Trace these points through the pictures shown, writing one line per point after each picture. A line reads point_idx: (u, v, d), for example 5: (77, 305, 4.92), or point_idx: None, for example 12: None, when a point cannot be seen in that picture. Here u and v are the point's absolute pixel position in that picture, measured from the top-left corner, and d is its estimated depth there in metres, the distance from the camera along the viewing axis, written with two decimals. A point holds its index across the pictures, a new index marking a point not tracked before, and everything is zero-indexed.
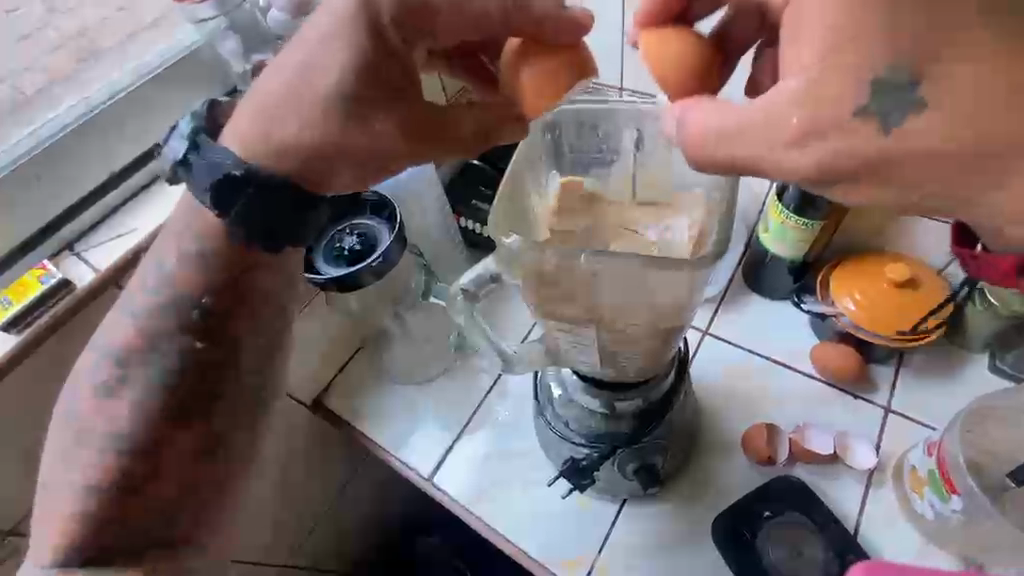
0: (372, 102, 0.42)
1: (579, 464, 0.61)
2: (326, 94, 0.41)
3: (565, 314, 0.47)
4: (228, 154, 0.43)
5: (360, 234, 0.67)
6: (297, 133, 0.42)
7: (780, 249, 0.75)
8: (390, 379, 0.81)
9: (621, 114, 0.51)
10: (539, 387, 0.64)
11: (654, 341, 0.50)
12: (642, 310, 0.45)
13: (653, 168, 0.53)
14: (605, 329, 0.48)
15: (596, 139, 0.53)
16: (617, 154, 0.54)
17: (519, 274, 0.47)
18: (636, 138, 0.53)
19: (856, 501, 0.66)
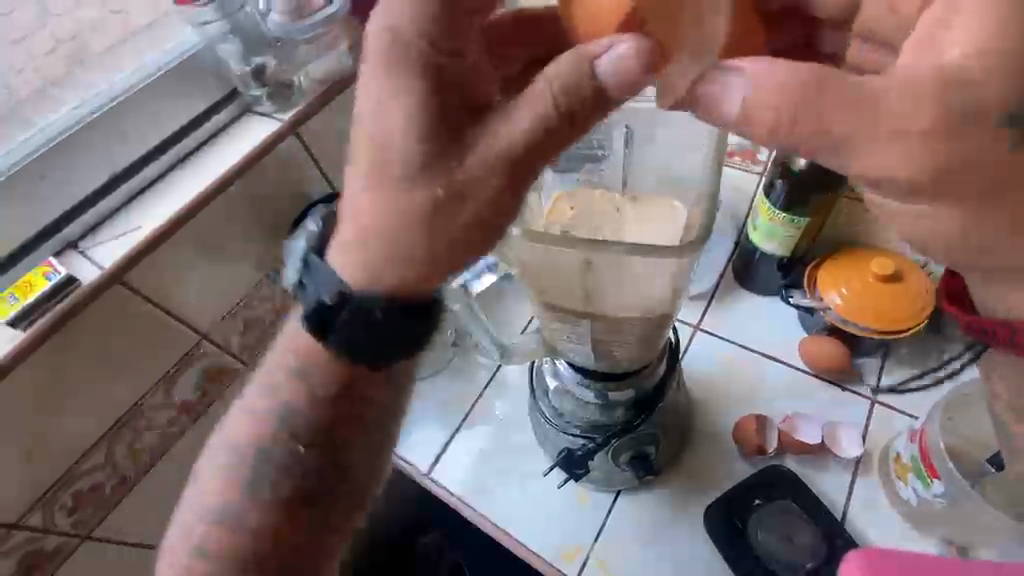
0: (464, 134, 0.41)
1: (574, 453, 0.63)
2: (406, 139, 0.41)
3: (561, 304, 0.49)
4: (333, 281, 0.44)
5: None
6: (389, 215, 0.41)
7: (769, 245, 0.77)
8: None
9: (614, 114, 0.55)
10: (535, 378, 0.66)
11: (647, 330, 0.52)
12: (635, 300, 0.47)
13: (641, 164, 0.56)
14: (599, 319, 0.49)
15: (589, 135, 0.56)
16: (607, 151, 0.57)
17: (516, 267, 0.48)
18: (626, 135, 0.56)
19: (844, 488, 0.68)
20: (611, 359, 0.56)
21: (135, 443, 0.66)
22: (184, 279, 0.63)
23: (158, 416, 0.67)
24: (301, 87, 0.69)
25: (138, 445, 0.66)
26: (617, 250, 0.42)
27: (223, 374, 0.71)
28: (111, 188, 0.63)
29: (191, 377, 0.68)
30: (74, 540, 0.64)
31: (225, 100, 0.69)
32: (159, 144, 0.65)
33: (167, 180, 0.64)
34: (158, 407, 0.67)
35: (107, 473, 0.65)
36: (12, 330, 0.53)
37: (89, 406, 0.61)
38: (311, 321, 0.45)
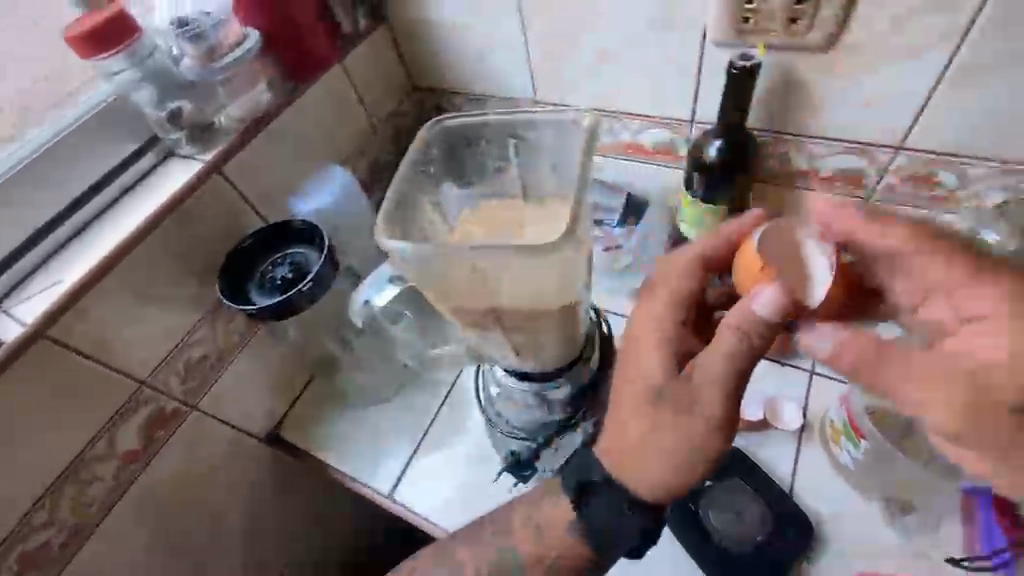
0: (723, 386, 0.48)
1: (519, 457, 0.63)
2: (696, 403, 0.48)
3: (469, 312, 0.48)
4: (605, 507, 0.54)
5: (292, 262, 0.70)
6: (640, 437, 0.50)
7: (696, 235, 0.80)
8: (345, 402, 0.84)
9: (496, 124, 0.55)
10: (480, 387, 0.67)
11: (561, 326, 0.51)
12: (534, 298, 0.46)
13: (538, 173, 0.57)
14: (509, 322, 0.49)
15: (482, 149, 0.57)
16: (505, 162, 0.58)
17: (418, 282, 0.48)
18: (516, 146, 0.57)
19: (789, 461, 0.70)
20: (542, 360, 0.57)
21: (78, 500, 0.64)
22: (116, 326, 0.63)
23: (102, 468, 0.66)
24: (223, 127, 0.71)
25: (82, 501, 0.65)
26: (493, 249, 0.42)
27: (169, 417, 0.71)
28: (34, 244, 0.63)
29: (135, 425, 0.67)
30: None
31: (148, 145, 0.70)
32: (81, 195, 0.66)
33: (91, 231, 0.64)
34: (101, 460, 0.65)
35: (52, 532, 0.63)
36: None
37: (24, 468, 0.59)
38: (571, 490, 0.56)
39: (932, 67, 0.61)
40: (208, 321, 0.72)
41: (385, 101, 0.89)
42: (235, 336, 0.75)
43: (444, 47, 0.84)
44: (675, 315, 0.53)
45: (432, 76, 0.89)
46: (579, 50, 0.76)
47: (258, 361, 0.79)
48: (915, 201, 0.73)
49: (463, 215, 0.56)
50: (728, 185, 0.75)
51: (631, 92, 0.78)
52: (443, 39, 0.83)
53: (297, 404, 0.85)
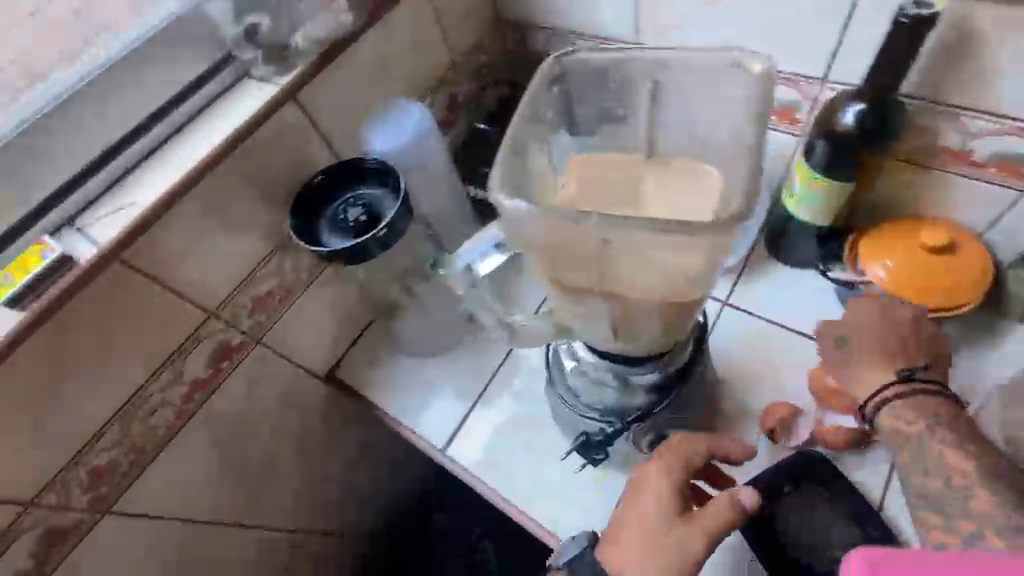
0: (678, 551, 0.51)
1: (591, 438, 0.60)
2: (673, 551, 0.51)
3: (575, 286, 0.45)
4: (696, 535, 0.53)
5: (365, 205, 0.66)
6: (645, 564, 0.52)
7: (805, 214, 0.70)
8: (403, 350, 0.82)
9: (636, 64, 0.50)
10: (551, 358, 0.63)
11: (672, 312, 0.47)
12: (658, 279, 0.43)
13: (671, 128, 0.52)
14: (617, 303, 0.45)
15: (608, 91, 0.51)
16: (632, 109, 0.52)
17: (525, 246, 0.45)
18: (653, 91, 0.51)
19: (879, 478, 0.65)
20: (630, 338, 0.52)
21: (147, 422, 0.65)
22: (186, 255, 0.61)
23: (170, 394, 0.66)
24: (299, 49, 0.65)
25: (150, 424, 0.65)
26: (634, 222, 0.38)
27: (233, 350, 0.70)
28: (107, 161, 0.60)
29: (201, 355, 0.67)
30: (90, 519, 0.64)
31: (221, 64, 0.65)
32: (153, 113, 0.62)
33: (163, 153, 0.61)
34: (169, 386, 0.66)
35: (123, 451, 0.64)
36: (9, 310, 0.52)
37: (98, 389, 0.59)
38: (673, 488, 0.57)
39: None
40: (276, 257, 0.70)
41: (468, 32, 0.81)
42: (301, 274, 0.73)
43: None
44: (672, 487, 0.55)
45: (522, 6, 0.80)
46: None
47: (321, 301, 0.77)
48: None
49: (573, 164, 0.50)
50: (856, 159, 0.64)
51: (755, 39, 0.67)
52: None
53: (354, 347, 0.83)
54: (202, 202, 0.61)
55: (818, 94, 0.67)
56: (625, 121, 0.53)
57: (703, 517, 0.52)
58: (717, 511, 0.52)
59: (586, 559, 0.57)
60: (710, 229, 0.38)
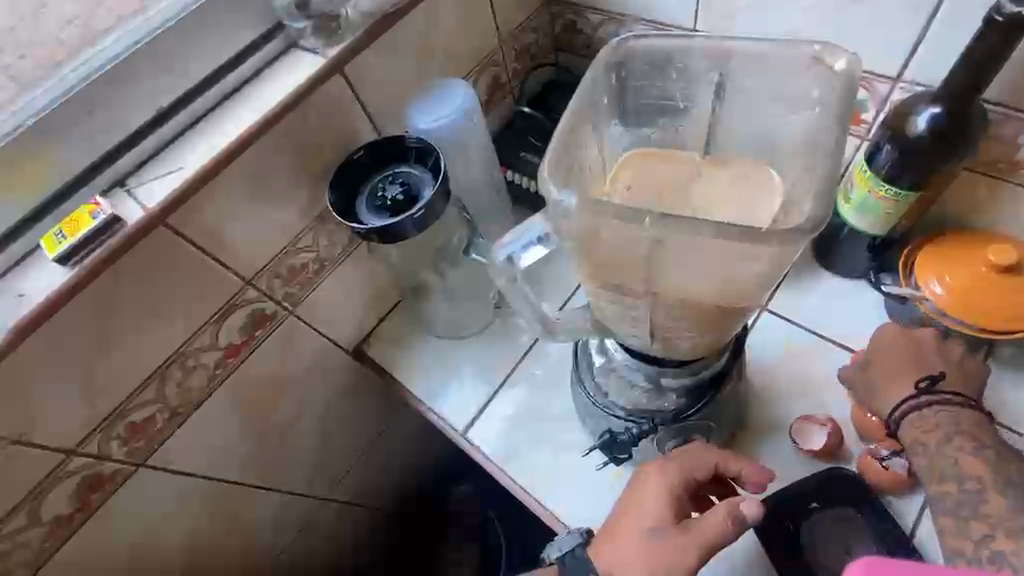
0: (678, 555, 0.50)
1: (616, 437, 0.59)
2: (673, 560, 0.50)
3: (618, 286, 0.43)
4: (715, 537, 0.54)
5: (404, 184, 0.65)
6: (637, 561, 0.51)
7: (858, 220, 0.67)
8: (430, 331, 0.83)
9: (702, 54, 0.47)
10: (579, 354, 0.61)
11: (715, 319, 0.45)
12: (709, 286, 0.41)
13: (732, 124, 0.49)
14: (661, 305, 0.43)
15: (667, 81, 0.49)
16: (691, 102, 0.49)
17: (569, 241, 0.43)
18: (717, 84, 0.48)
19: (915, 505, 0.62)
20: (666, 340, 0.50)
21: (184, 382, 0.67)
22: (228, 222, 0.62)
23: (206, 357, 0.68)
24: (348, 20, 0.64)
25: (186, 384, 0.68)
26: (696, 225, 0.36)
27: (267, 319, 0.71)
28: (158, 125, 0.61)
29: (237, 321, 0.68)
30: (130, 468, 0.67)
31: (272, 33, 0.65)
32: (204, 79, 0.63)
33: (210, 121, 0.62)
34: (205, 350, 0.67)
35: (159, 408, 0.66)
36: (61, 267, 0.53)
37: (140, 348, 0.61)
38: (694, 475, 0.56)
39: None
40: (313, 230, 0.70)
41: (518, 9, 0.78)
42: (336, 248, 0.74)
43: None
44: (675, 488, 0.54)
45: None
46: None
47: (353, 276, 0.77)
48: None
49: (624, 158, 0.48)
50: (932, 168, 0.60)
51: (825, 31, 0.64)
52: None
53: (382, 324, 0.84)
54: (246, 172, 0.61)
55: (889, 94, 0.65)
56: (683, 114, 0.50)
57: (703, 525, 0.51)
58: (718, 525, 0.51)
59: (579, 558, 0.55)
60: (773, 240, 0.36)
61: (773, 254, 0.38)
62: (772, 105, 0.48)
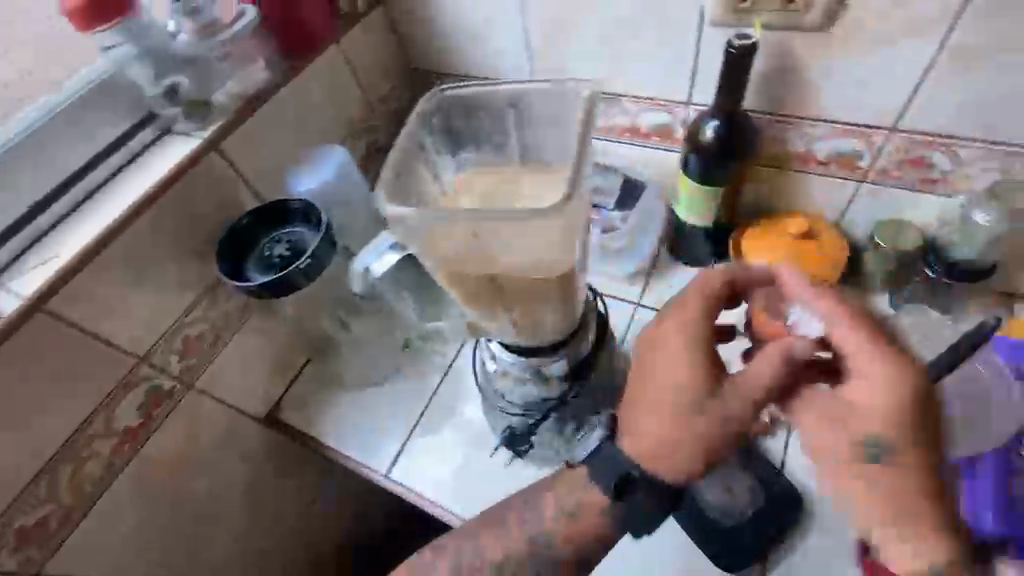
0: (685, 444, 0.50)
1: (514, 431, 0.66)
2: (695, 434, 0.49)
3: (468, 284, 0.49)
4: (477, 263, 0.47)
5: (289, 242, 0.71)
6: (659, 426, 0.51)
7: (691, 217, 0.81)
8: (341, 384, 0.84)
9: (499, 97, 0.52)
10: (477, 365, 0.68)
11: (556, 304, 0.52)
12: (531, 269, 0.46)
13: (538, 151, 0.52)
14: (507, 296, 0.49)
15: (480, 121, 0.53)
16: (503, 136, 0.53)
17: (414, 246, 0.48)
18: (516, 117, 0.53)
19: (782, 444, 0.72)
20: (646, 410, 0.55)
21: (76, 476, 0.66)
22: (111, 299, 0.63)
23: (101, 445, 0.67)
24: (220, 105, 0.70)
25: (78, 477, 0.66)
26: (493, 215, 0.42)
27: (165, 398, 0.72)
28: (31, 220, 0.63)
29: (130, 404, 0.69)
30: None
31: (144, 121, 0.70)
32: (75, 175, 0.66)
33: (82, 211, 0.64)
34: (100, 437, 0.67)
35: (53, 508, 0.64)
36: None
37: (22, 442, 0.60)
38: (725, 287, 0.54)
39: (922, 53, 0.62)
40: (205, 299, 0.73)
41: (383, 82, 0.89)
42: (232, 316, 0.76)
43: (443, 22, 0.83)
44: None
45: (433, 57, 0.89)
46: (575, 34, 0.76)
47: (256, 341, 0.80)
48: (904, 184, 0.73)
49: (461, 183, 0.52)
50: (726, 166, 0.74)
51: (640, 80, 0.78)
52: (441, 12, 0.82)
53: (293, 386, 0.86)
54: (134, 252, 0.64)
55: (687, 115, 0.78)
56: (495, 145, 0.54)
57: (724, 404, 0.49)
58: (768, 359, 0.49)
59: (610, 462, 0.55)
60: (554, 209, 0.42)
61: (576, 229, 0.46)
62: (544, 131, 0.52)
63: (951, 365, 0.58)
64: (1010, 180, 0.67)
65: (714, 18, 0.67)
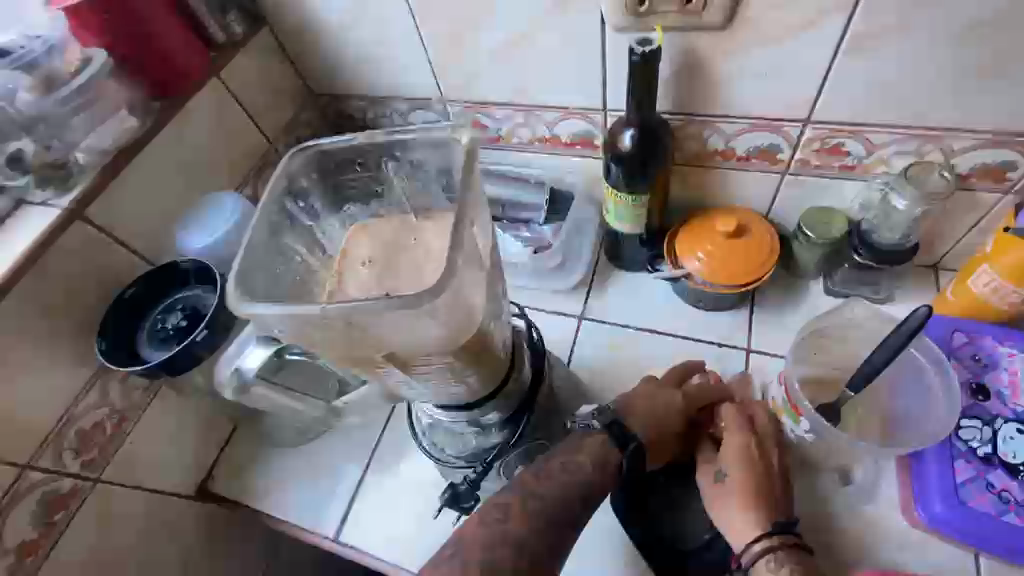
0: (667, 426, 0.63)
1: (457, 490, 0.59)
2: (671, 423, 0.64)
3: (364, 360, 0.43)
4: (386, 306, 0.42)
5: (185, 309, 0.64)
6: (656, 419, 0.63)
7: (621, 224, 0.78)
8: (276, 447, 0.77)
9: (372, 147, 0.47)
10: (411, 416, 0.63)
11: (472, 363, 0.46)
12: (429, 342, 0.40)
13: (424, 198, 0.48)
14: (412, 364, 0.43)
15: (359, 175, 0.48)
16: (387, 188, 0.49)
17: (286, 335, 0.41)
18: (396, 167, 0.48)
19: None
20: (600, 460, 0.58)
21: None
22: None
23: None
24: (82, 164, 0.62)
25: None
26: (365, 305, 0.35)
27: (68, 498, 0.63)
28: None
29: (22, 516, 0.59)
30: None
31: None
32: None
33: None
34: None
35: None
36: None
37: None
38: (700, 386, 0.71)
39: (825, 41, 0.61)
40: (100, 381, 0.64)
41: (281, 114, 0.82)
42: (135, 395, 0.68)
43: (334, 44, 0.77)
44: None
45: (331, 81, 0.83)
46: (474, 49, 0.72)
47: (170, 416, 0.72)
48: (825, 173, 0.73)
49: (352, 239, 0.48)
50: (648, 171, 0.71)
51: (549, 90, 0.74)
52: (330, 34, 0.76)
53: (225, 451, 0.78)
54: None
55: (603, 121, 0.75)
56: (384, 197, 0.49)
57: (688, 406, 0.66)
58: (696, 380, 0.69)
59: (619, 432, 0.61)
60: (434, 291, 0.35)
61: (472, 285, 0.40)
62: (429, 178, 0.47)
63: (885, 362, 0.58)
64: (923, 159, 0.68)
65: (614, 23, 0.64)
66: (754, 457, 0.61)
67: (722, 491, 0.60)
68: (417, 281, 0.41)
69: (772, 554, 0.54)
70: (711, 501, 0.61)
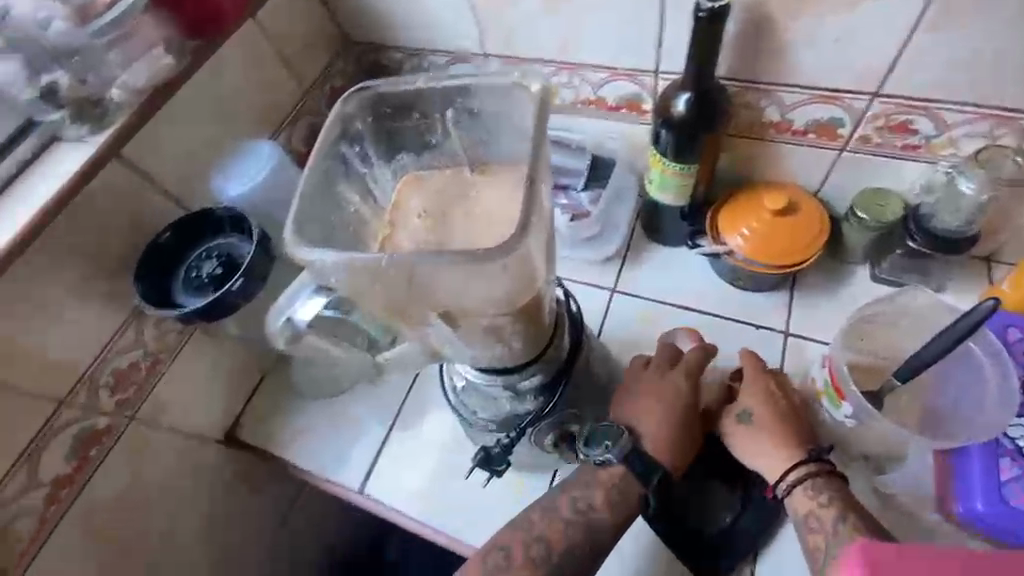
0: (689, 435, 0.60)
1: (490, 451, 0.59)
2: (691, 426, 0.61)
3: (416, 315, 0.43)
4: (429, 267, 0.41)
5: (220, 257, 0.63)
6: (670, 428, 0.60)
7: (665, 197, 0.75)
8: (302, 400, 0.77)
9: (431, 96, 0.45)
10: (444, 378, 0.62)
11: (521, 326, 0.45)
12: (488, 300, 0.40)
13: (483, 153, 0.47)
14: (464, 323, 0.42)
15: (415, 124, 0.47)
16: (442, 139, 0.47)
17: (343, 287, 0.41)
18: (455, 118, 0.46)
19: None
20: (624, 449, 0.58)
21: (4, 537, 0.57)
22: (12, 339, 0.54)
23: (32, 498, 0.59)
24: (118, 101, 0.60)
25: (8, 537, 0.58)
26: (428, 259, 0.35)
27: (102, 435, 0.64)
28: None
29: (59, 451, 0.60)
30: None
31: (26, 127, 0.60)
32: None
33: None
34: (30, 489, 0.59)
35: None
36: None
37: None
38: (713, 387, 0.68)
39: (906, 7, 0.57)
40: (134, 324, 0.64)
41: (316, 62, 0.79)
42: (168, 340, 0.68)
43: None
44: None
45: (369, 30, 0.79)
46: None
47: (200, 364, 0.72)
48: (886, 152, 0.69)
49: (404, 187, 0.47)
50: (700, 140, 0.68)
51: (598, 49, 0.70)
52: None
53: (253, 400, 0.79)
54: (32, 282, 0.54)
55: (653, 85, 0.72)
56: (438, 147, 0.48)
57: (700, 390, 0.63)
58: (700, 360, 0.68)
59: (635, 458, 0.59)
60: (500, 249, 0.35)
61: (533, 247, 0.39)
62: (490, 134, 0.45)
63: (936, 356, 0.56)
64: (995, 143, 0.64)
65: None
66: (775, 399, 0.62)
67: (750, 431, 0.61)
68: (474, 237, 0.40)
69: (809, 480, 0.58)
70: (739, 445, 0.62)
